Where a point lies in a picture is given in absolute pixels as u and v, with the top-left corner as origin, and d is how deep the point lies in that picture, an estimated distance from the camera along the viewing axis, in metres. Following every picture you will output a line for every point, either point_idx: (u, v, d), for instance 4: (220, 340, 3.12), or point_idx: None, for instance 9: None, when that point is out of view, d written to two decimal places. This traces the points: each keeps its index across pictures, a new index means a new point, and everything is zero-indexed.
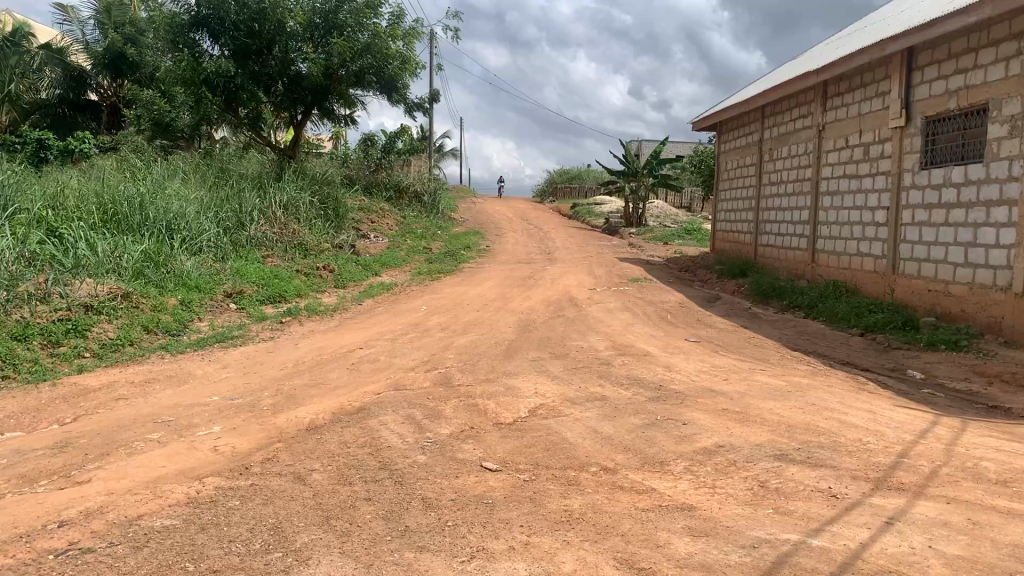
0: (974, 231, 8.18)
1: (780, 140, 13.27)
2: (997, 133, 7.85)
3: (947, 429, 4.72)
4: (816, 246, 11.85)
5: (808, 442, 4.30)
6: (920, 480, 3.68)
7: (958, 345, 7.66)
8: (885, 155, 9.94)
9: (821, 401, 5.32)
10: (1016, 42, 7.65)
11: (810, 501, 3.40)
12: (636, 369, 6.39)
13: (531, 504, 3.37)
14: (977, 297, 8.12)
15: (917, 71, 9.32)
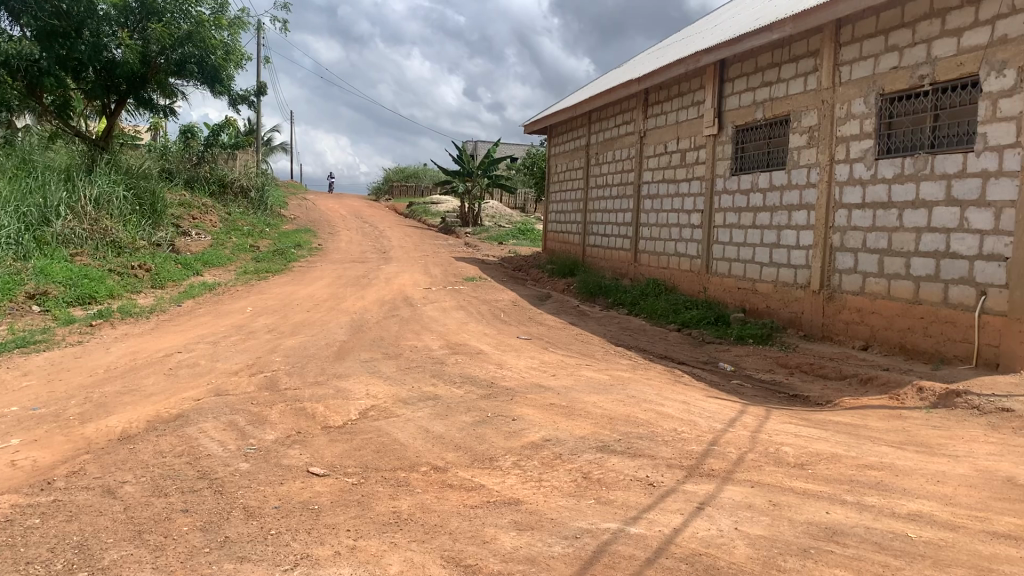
0: (778, 233, 8.82)
1: (605, 145, 13.78)
2: (797, 142, 8.51)
3: (753, 417, 5.07)
4: (638, 247, 12.41)
5: (629, 433, 4.49)
6: (729, 466, 3.94)
7: (764, 339, 8.23)
8: (700, 161, 10.55)
9: (642, 394, 5.58)
10: (813, 59, 8.32)
11: (629, 490, 3.56)
12: (468, 367, 6.44)
13: (358, 507, 3.32)
14: (780, 294, 8.77)
15: (727, 82, 9.95)
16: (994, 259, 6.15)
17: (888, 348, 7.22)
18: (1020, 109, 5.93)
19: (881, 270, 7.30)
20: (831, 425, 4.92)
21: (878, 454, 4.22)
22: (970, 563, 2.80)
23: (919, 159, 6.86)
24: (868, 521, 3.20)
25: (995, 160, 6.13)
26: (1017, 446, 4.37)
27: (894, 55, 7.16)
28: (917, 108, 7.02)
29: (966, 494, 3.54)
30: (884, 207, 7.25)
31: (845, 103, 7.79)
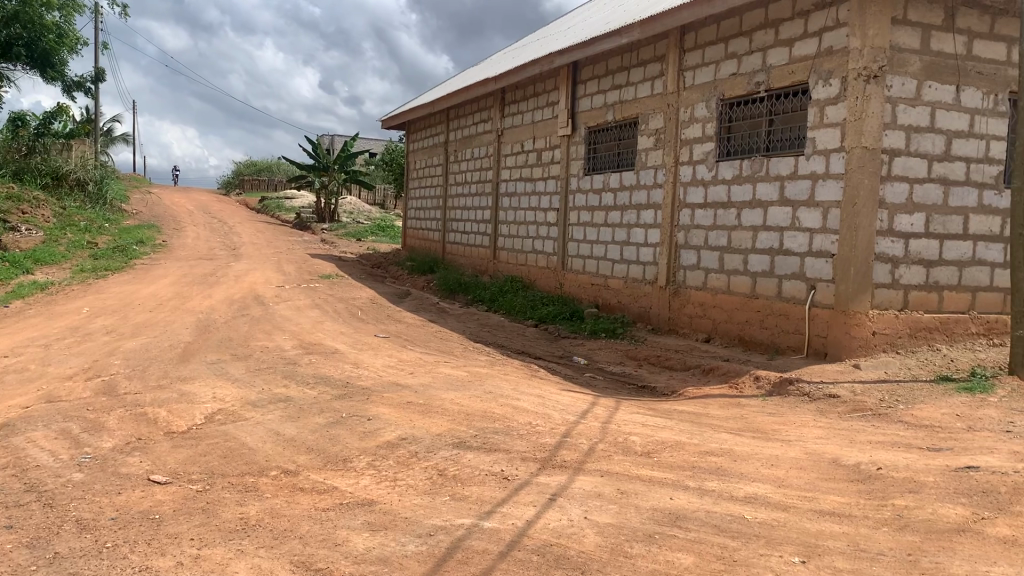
0: (628, 231, 9.12)
1: (463, 143, 13.83)
2: (645, 144, 8.82)
3: (604, 408, 5.24)
4: (497, 244, 12.53)
5: (484, 429, 4.53)
6: (581, 457, 4.04)
7: (616, 333, 8.49)
8: (555, 161, 10.76)
9: (498, 389, 5.64)
10: (659, 64, 8.64)
11: (484, 485, 3.59)
12: (323, 367, 6.31)
13: (203, 515, 3.20)
14: (630, 290, 9.07)
15: (580, 84, 10.20)
16: (823, 255, 6.58)
17: (728, 340, 7.60)
18: (844, 115, 6.37)
19: (722, 266, 7.68)
20: (676, 415, 5.14)
21: (719, 440, 4.44)
22: (799, 540, 3.00)
23: (755, 162, 7.27)
24: (708, 505, 3.36)
25: (822, 163, 6.57)
26: (842, 429, 4.71)
27: (733, 62, 7.54)
28: (754, 113, 7.44)
29: (796, 476, 3.79)
30: (725, 207, 7.63)
31: (688, 106, 8.14)
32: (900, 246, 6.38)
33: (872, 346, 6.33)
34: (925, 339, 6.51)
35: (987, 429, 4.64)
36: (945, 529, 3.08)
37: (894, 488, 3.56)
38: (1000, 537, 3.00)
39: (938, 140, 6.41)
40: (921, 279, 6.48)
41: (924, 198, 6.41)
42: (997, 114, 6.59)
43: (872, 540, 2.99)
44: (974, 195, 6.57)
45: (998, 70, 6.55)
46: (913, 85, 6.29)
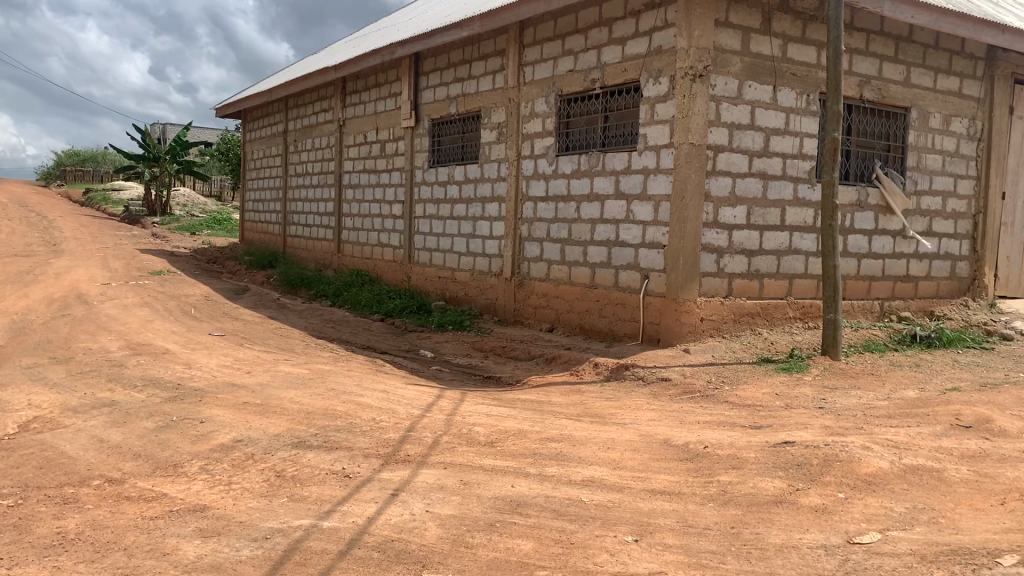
0: (473, 224, 9.18)
1: (304, 133, 13.47)
2: (488, 137, 8.90)
3: (449, 400, 5.25)
4: (340, 237, 12.30)
5: (326, 427, 4.43)
6: (424, 450, 4.03)
7: (462, 325, 8.53)
8: (399, 152, 10.66)
9: (340, 385, 5.54)
10: (499, 58, 8.73)
11: (324, 485, 3.52)
12: (152, 368, 5.98)
13: (14, 532, 2.96)
14: (476, 282, 9.14)
15: (423, 76, 10.15)
16: (655, 246, 6.87)
17: (569, 329, 7.80)
18: (672, 113, 6.68)
19: (563, 257, 7.87)
20: (519, 403, 5.23)
21: (559, 427, 4.55)
22: (632, 519, 3.12)
23: (592, 157, 7.49)
24: (548, 490, 3.44)
25: (654, 158, 6.85)
26: (673, 412, 4.94)
27: (570, 59, 7.73)
28: (590, 110, 7.67)
29: (631, 458, 3.94)
30: (565, 200, 7.81)
31: (529, 101, 8.27)
32: (724, 237, 6.75)
33: (700, 331, 6.68)
34: (748, 324, 6.94)
35: (803, 406, 5.00)
36: (764, 502, 3.29)
37: (719, 465, 3.77)
38: (812, 506, 3.23)
39: (758, 137, 6.82)
40: (744, 268, 6.88)
41: (746, 192, 6.81)
42: (809, 113, 7.07)
43: (699, 515, 3.16)
44: (790, 188, 7.03)
45: (810, 72, 7.02)
46: (735, 85, 6.66)
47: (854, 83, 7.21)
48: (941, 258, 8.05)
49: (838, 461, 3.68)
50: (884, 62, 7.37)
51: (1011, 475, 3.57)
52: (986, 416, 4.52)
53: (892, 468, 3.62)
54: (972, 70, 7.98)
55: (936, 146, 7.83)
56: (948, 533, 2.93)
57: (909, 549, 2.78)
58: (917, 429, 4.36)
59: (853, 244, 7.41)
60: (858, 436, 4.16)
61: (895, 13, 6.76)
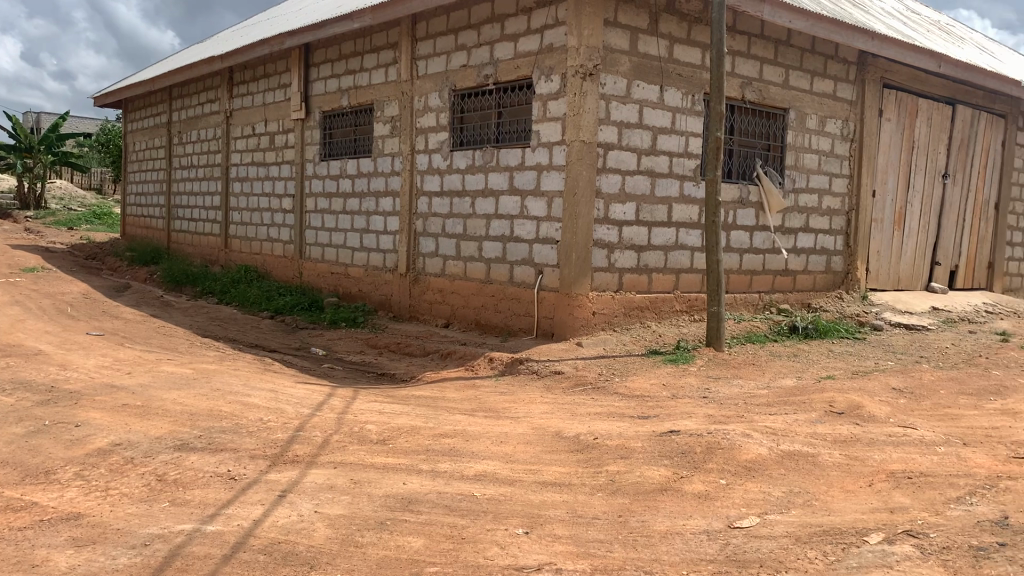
0: (366, 218, 9.07)
1: (189, 124, 13.00)
2: (381, 131, 8.80)
3: (340, 398, 5.17)
4: (228, 232, 11.93)
5: (211, 428, 4.30)
6: (313, 450, 3.96)
7: (356, 322, 8.42)
8: (289, 145, 10.42)
9: (227, 385, 5.38)
10: (392, 51, 8.64)
11: (208, 488, 3.42)
12: (22, 370, 5.67)
13: None
14: (370, 278, 9.03)
15: (313, 67, 9.95)
16: (549, 241, 6.95)
17: (465, 325, 7.81)
18: (564, 110, 6.76)
19: (458, 253, 7.86)
20: (413, 400, 5.20)
21: (452, 422, 4.55)
22: (524, 512, 3.15)
23: (486, 152, 7.51)
24: (439, 486, 3.44)
25: (547, 155, 6.93)
26: (565, 404, 5.01)
27: (463, 54, 7.73)
28: (484, 105, 7.69)
29: (523, 451, 3.98)
30: (459, 195, 7.81)
31: (422, 95, 8.23)
32: (615, 233, 6.89)
33: (593, 325, 6.80)
34: (638, 317, 7.10)
35: (688, 396, 5.16)
36: (650, 490, 3.38)
37: (608, 455, 3.85)
38: (696, 493, 3.34)
39: (646, 135, 6.98)
40: (634, 263, 7.04)
41: (634, 189, 6.96)
42: (694, 113, 7.29)
43: (588, 505, 3.22)
44: (676, 186, 7.23)
45: (695, 73, 7.24)
46: (624, 84, 6.80)
47: (737, 85, 7.47)
48: (817, 252, 8.44)
49: (720, 449, 3.82)
50: (765, 64, 7.66)
51: (879, 457, 3.78)
52: (857, 403, 4.77)
53: (770, 454, 3.78)
54: (845, 74, 8.39)
55: (812, 146, 8.20)
56: (821, 514, 3.08)
57: (785, 531, 2.91)
58: (794, 416, 4.56)
59: (735, 239, 7.70)
60: (740, 424, 4.32)
61: (775, 18, 7.04)
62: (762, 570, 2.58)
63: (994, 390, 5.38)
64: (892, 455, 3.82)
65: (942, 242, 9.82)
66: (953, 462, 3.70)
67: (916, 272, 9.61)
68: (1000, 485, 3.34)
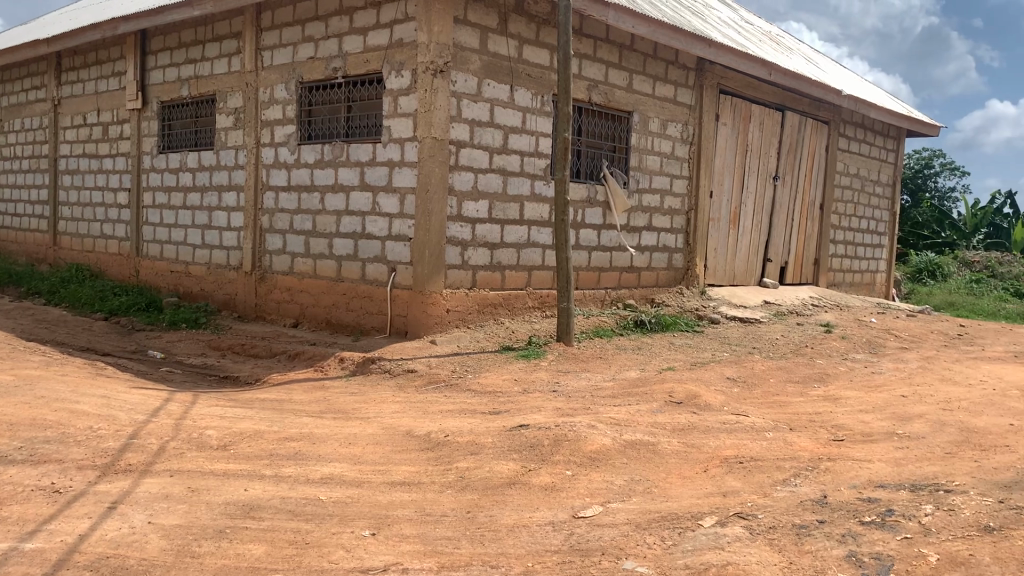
0: (209, 215, 8.70)
1: (10, 111, 12.05)
2: (224, 123, 8.46)
3: (179, 403, 4.94)
4: (56, 228, 11.14)
5: (33, 439, 4.00)
6: (148, 458, 3.76)
7: (198, 323, 8.06)
8: (124, 136, 9.85)
9: (53, 392, 5.02)
10: (235, 40, 8.33)
11: (28, 503, 3.17)
12: None
13: None
14: (214, 276, 8.67)
15: (151, 55, 9.45)
16: (402, 239, 6.89)
17: (315, 324, 7.63)
18: (415, 106, 6.72)
19: (307, 250, 7.67)
20: (258, 403, 5.03)
21: (299, 425, 4.43)
22: (371, 513, 3.11)
23: (335, 147, 7.36)
24: (283, 491, 3.34)
25: (398, 151, 6.87)
26: (416, 402, 4.99)
27: (310, 46, 7.54)
28: (333, 99, 7.53)
29: (371, 451, 3.92)
30: (307, 191, 7.62)
31: (267, 87, 7.96)
32: (467, 230, 6.91)
33: (445, 323, 6.80)
34: (490, 314, 7.16)
35: (538, 390, 5.24)
36: (498, 484, 3.42)
37: (458, 452, 3.86)
38: (542, 485, 3.40)
39: (497, 134, 7.04)
40: (486, 260, 7.09)
41: (487, 187, 7.01)
42: (543, 113, 7.41)
43: (437, 503, 3.21)
44: (527, 184, 7.34)
45: (544, 74, 7.36)
46: (474, 82, 6.83)
47: (583, 87, 7.66)
48: (660, 250, 8.79)
49: (566, 441, 3.90)
50: (610, 67, 7.90)
51: (714, 444, 3.98)
52: (694, 393, 5.00)
53: (614, 444, 3.89)
54: (685, 79, 8.76)
55: (655, 148, 8.51)
56: (660, 501, 3.20)
57: (626, 519, 3.01)
58: (637, 407, 4.73)
59: (584, 238, 7.90)
60: (586, 416, 4.44)
61: (619, 22, 7.27)
62: (605, 557, 2.65)
63: (818, 378, 5.78)
64: (726, 441, 4.03)
65: (773, 240, 10.45)
66: (781, 446, 3.94)
67: (750, 268, 10.18)
68: (821, 466, 3.58)
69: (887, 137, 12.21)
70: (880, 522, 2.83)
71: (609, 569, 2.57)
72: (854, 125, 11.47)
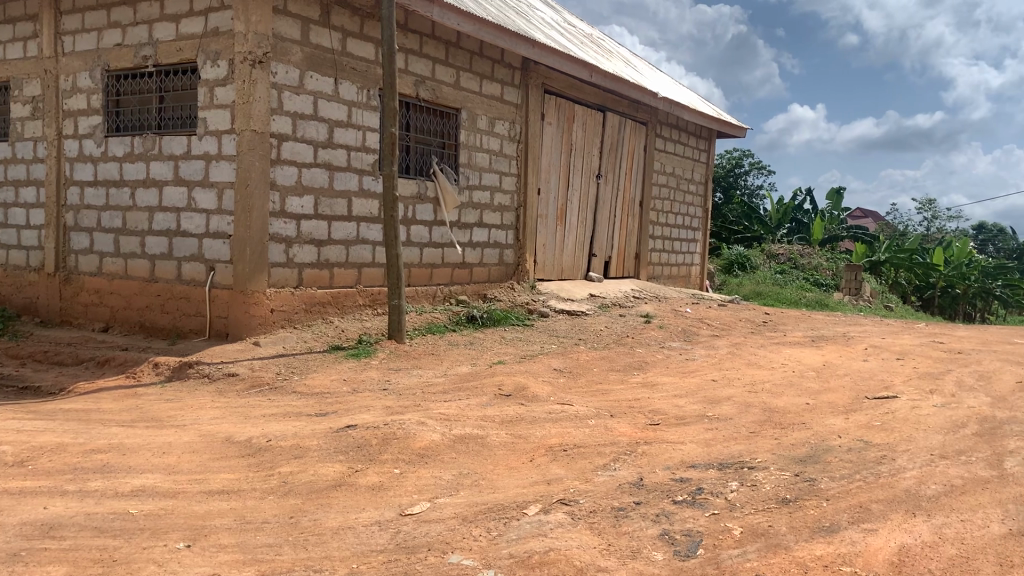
0: (5, 211, 7.99)
1: None
2: (19, 112, 7.79)
3: None
4: None
5: None
6: None
7: None
8: None
9: None
10: (30, 23, 7.69)
11: None
12: None
13: None
14: (11, 279, 7.97)
15: None
16: (220, 236, 6.61)
17: (127, 328, 7.17)
18: (232, 98, 6.46)
19: (117, 250, 7.20)
20: (61, 414, 4.67)
21: (107, 436, 4.16)
22: (185, 525, 2.96)
23: (146, 139, 6.95)
24: (89, 507, 3.12)
25: (215, 144, 6.58)
26: (237, 407, 4.79)
27: (116, 32, 7.09)
28: (143, 89, 7.10)
29: (187, 461, 3.73)
30: (116, 186, 7.15)
31: (69, 75, 7.40)
32: (292, 227, 6.72)
33: (270, 323, 6.58)
34: (319, 313, 6.99)
35: (367, 389, 5.17)
36: (323, 487, 3.34)
37: (281, 457, 3.74)
38: (369, 485, 3.36)
39: (321, 127, 6.88)
40: (312, 257, 6.91)
41: (311, 182, 6.83)
42: (370, 107, 7.30)
43: (258, 510, 3.10)
44: (355, 179, 7.20)
45: (369, 68, 7.25)
46: (296, 74, 6.64)
47: (409, 82, 7.62)
48: (490, 246, 8.88)
49: (394, 439, 3.87)
50: (436, 63, 7.90)
51: (540, 434, 4.07)
52: (522, 385, 5.10)
53: (443, 440, 3.90)
54: (510, 78, 8.89)
55: (483, 145, 8.59)
56: (487, 493, 3.24)
57: (453, 513, 3.02)
58: (466, 401, 4.77)
59: (414, 234, 7.87)
60: (415, 413, 4.42)
61: (444, 19, 7.28)
62: (430, 553, 2.65)
63: (638, 366, 6.05)
64: (551, 431, 4.13)
65: (597, 236, 10.83)
66: (602, 432, 4.09)
67: (577, 263, 10.50)
68: (638, 450, 3.74)
69: (700, 138, 12.91)
70: (690, 500, 2.99)
71: (434, 564, 2.57)
72: (670, 126, 12.06)
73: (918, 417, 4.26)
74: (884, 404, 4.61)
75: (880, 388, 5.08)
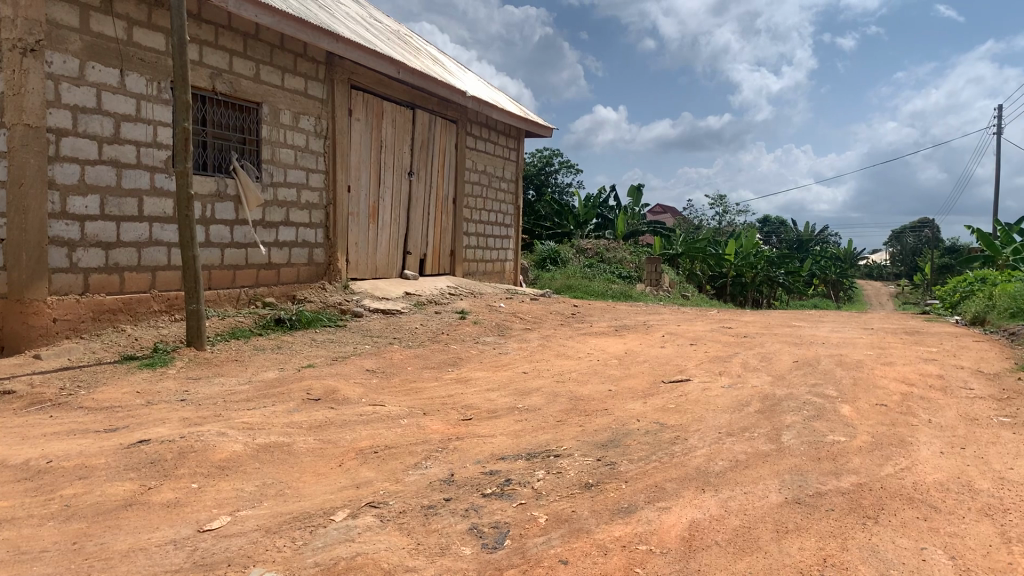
0: None
1: None
2: None
3: None
4: None
5: None
6: None
7: None
8: None
9: None
10: None
11: None
12: None
13: None
14: None
15: None
16: None
17: None
18: None
19: None
20: None
21: None
22: None
23: None
24: None
25: None
26: (14, 427, 4.37)
27: None
28: None
29: None
30: None
31: None
32: (75, 229, 6.23)
33: (53, 334, 6.09)
34: (109, 321, 6.52)
35: (164, 401, 4.87)
36: (112, 508, 3.11)
37: (63, 479, 3.44)
38: (163, 502, 3.16)
39: (106, 122, 6.41)
40: (100, 262, 6.43)
41: (96, 180, 6.36)
42: (161, 101, 6.87)
43: (36, 538, 2.83)
44: (145, 177, 6.75)
45: (159, 59, 6.82)
46: (75, 64, 6.15)
47: (205, 75, 7.27)
48: (299, 246, 8.61)
49: (192, 452, 3.67)
50: (233, 56, 7.57)
51: (349, 437, 3.98)
52: (332, 388, 4.99)
53: (245, 450, 3.74)
54: (314, 72, 8.65)
55: (286, 141, 8.31)
56: (292, 501, 3.13)
57: (255, 525, 2.89)
58: (272, 407, 4.60)
59: (214, 234, 7.52)
60: (216, 423, 4.21)
61: (239, 10, 6.99)
62: (230, 569, 2.53)
63: (451, 362, 6.08)
64: (361, 433, 4.06)
65: (410, 234, 10.77)
66: (413, 431, 4.07)
67: (390, 261, 10.39)
68: (449, 446, 3.75)
69: (509, 137, 13.13)
70: (499, 492, 3.03)
71: None
72: (479, 124, 12.20)
73: (708, 398, 4.55)
74: (678, 387, 4.89)
75: (674, 372, 5.39)
